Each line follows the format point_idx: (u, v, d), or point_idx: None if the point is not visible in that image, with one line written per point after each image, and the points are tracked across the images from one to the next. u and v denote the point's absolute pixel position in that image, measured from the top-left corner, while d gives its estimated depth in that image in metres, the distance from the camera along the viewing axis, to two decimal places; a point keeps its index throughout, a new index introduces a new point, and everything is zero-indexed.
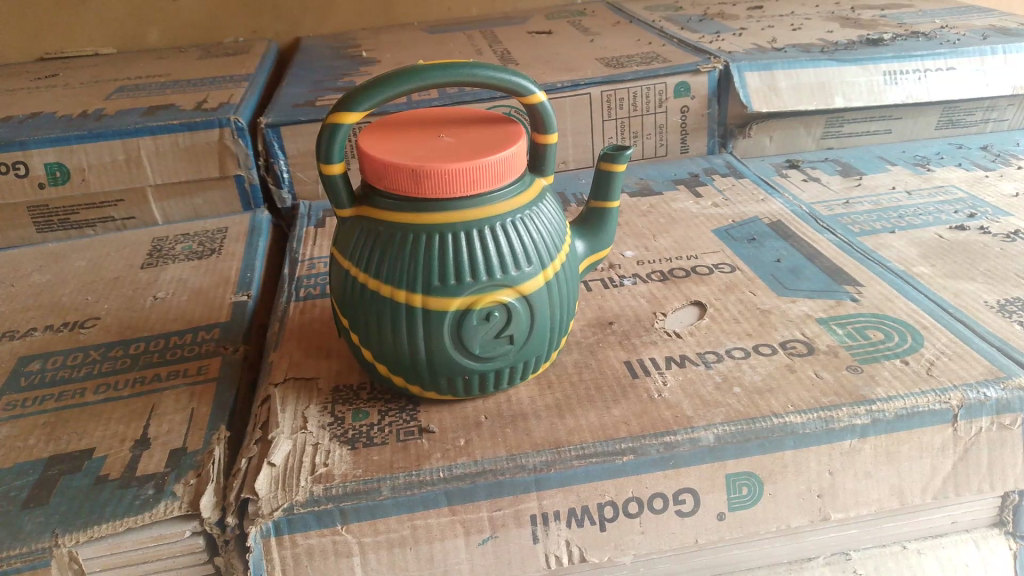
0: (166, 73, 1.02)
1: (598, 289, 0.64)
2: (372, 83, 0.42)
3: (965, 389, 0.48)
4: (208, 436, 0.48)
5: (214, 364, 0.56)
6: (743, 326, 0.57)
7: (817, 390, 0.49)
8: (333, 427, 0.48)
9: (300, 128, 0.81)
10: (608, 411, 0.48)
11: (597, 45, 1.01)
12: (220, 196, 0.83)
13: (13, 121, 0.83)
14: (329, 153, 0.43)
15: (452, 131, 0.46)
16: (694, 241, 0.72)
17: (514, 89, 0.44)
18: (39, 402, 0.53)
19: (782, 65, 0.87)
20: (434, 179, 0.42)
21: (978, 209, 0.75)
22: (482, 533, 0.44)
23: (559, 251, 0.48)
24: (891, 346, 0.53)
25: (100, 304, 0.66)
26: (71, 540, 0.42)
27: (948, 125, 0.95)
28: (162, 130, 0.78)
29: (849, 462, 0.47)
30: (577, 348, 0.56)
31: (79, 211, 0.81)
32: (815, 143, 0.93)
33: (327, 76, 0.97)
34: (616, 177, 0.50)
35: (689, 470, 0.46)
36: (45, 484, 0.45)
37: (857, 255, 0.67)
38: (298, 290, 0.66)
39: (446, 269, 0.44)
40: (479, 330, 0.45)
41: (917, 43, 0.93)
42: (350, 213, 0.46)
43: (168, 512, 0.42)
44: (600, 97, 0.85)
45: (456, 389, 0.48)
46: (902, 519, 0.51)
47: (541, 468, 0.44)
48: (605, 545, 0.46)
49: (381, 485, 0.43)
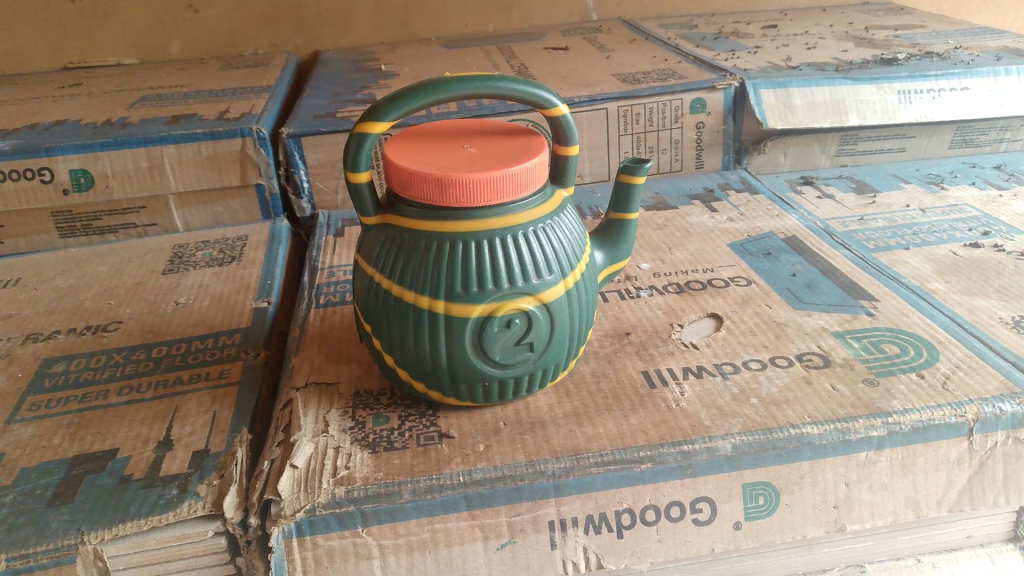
0: (187, 83, 1.04)
1: (615, 300, 0.65)
2: (399, 94, 0.43)
3: (981, 403, 0.48)
4: (231, 438, 0.49)
5: (236, 368, 0.57)
6: (759, 338, 0.57)
7: (834, 402, 0.49)
8: (353, 431, 0.49)
9: (321, 139, 0.83)
10: (626, 419, 0.49)
11: (613, 61, 1.02)
12: (240, 205, 0.84)
13: (39, 128, 0.85)
14: (356, 161, 0.44)
15: (476, 142, 0.47)
16: (709, 255, 0.73)
17: (535, 101, 0.45)
18: (64, 403, 0.54)
19: (797, 82, 0.88)
20: (458, 188, 0.43)
21: (992, 227, 0.75)
22: (500, 538, 0.45)
23: (579, 260, 0.48)
24: (907, 360, 0.53)
25: (122, 308, 0.68)
26: (96, 538, 0.42)
27: (962, 144, 0.95)
28: (185, 139, 0.79)
29: (865, 474, 0.47)
30: (594, 357, 0.56)
31: (102, 217, 0.82)
32: (829, 160, 0.94)
33: (347, 88, 0.98)
34: (635, 190, 0.51)
35: (707, 479, 0.46)
36: (70, 482, 0.46)
37: (872, 270, 0.67)
38: (318, 297, 0.67)
39: (469, 276, 0.44)
40: (501, 337, 0.46)
41: (932, 63, 0.94)
42: (374, 221, 0.47)
43: (192, 512, 0.43)
44: (617, 112, 0.86)
45: (476, 395, 0.49)
46: (917, 533, 0.51)
47: (560, 475, 0.45)
48: (622, 553, 0.46)
49: (402, 488, 0.44)
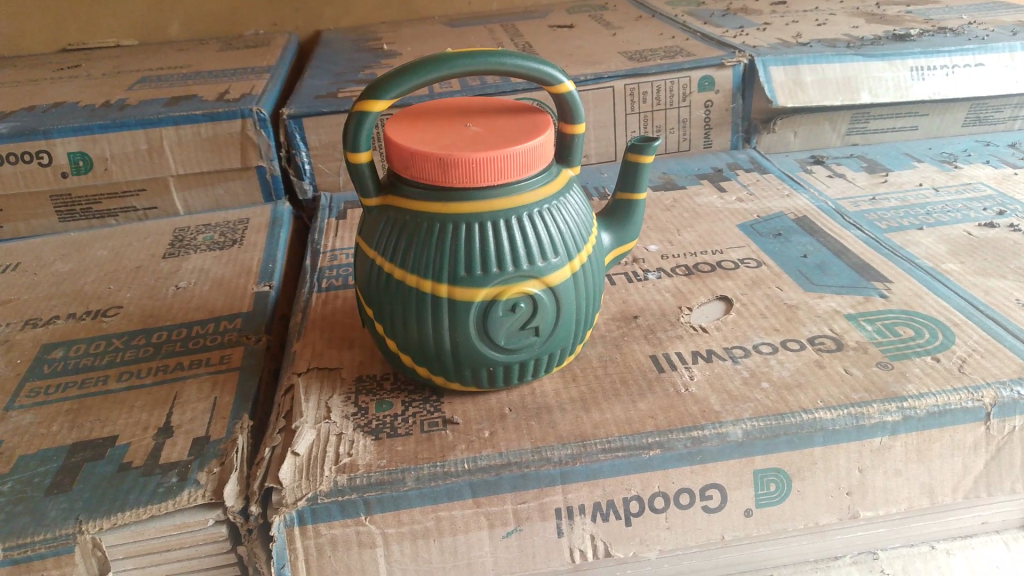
0: (187, 64, 1.02)
1: (622, 282, 0.64)
2: (400, 71, 0.42)
3: (998, 387, 0.47)
4: (231, 424, 0.48)
5: (237, 353, 0.56)
6: (771, 321, 0.56)
7: (848, 386, 0.48)
8: (356, 417, 0.48)
9: (322, 119, 0.81)
10: (634, 405, 0.48)
11: (619, 39, 1.00)
12: (241, 187, 0.83)
13: (37, 110, 0.83)
14: (356, 141, 0.43)
15: (480, 120, 0.46)
16: (718, 236, 0.71)
17: (541, 78, 0.43)
18: (63, 389, 0.53)
19: (808, 59, 0.86)
20: (462, 168, 0.41)
21: (1007, 206, 0.73)
22: (506, 526, 0.44)
23: (585, 242, 0.47)
24: (921, 343, 0.52)
25: (122, 293, 0.67)
26: (94, 527, 0.41)
27: (975, 122, 0.93)
28: (185, 120, 0.78)
29: (879, 459, 0.46)
30: (602, 341, 0.55)
31: (101, 200, 0.81)
32: (840, 139, 0.92)
33: (348, 68, 0.97)
34: (644, 169, 0.50)
35: (717, 465, 0.45)
36: (69, 470, 0.45)
37: (885, 251, 0.65)
38: (320, 281, 0.66)
39: (473, 259, 0.43)
40: (505, 322, 0.45)
41: (945, 39, 0.92)
42: (375, 202, 0.46)
43: (192, 500, 0.42)
44: (623, 90, 0.84)
45: (480, 381, 0.48)
46: (932, 519, 0.50)
47: (567, 462, 0.44)
48: (631, 541, 0.45)
49: (405, 475, 0.43)
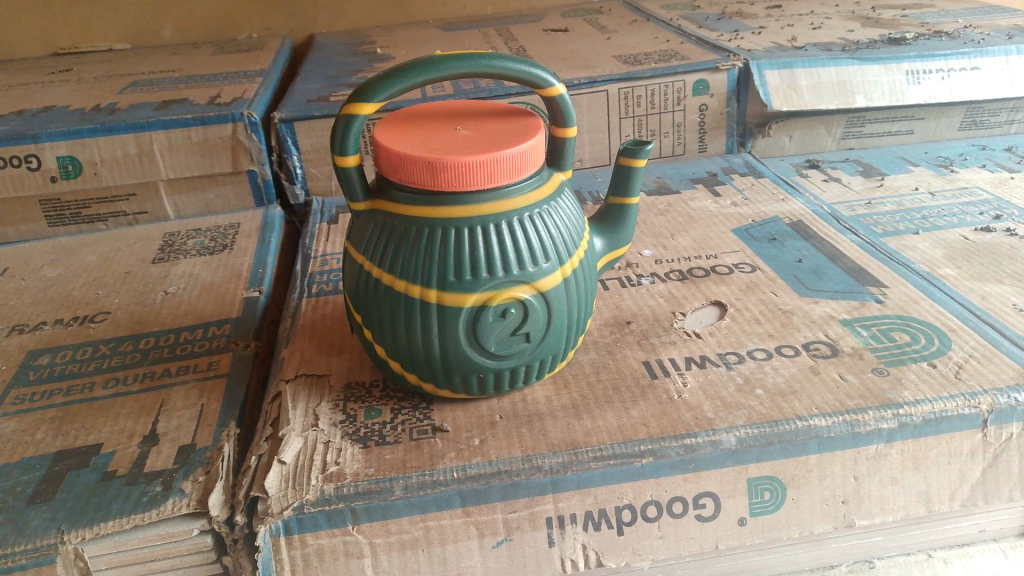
0: (178, 68, 1.02)
1: (616, 287, 0.63)
2: (387, 74, 0.41)
3: (995, 394, 0.46)
4: (218, 432, 0.47)
5: (225, 360, 0.55)
6: (765, 327, 0.56)
7: (843, 393, 0.47)
8: (344, 425, 0.47)
9: (314, 124, 0.81)
10: (626, 412, 0.47)
11: (614, 42, 0.99)
12: (233, 191, 0.82)
13: (26, 114, 0.82)
14: (344, 144, 0.42)
15: (470, 123, 0.45)
16: (713, 241, 0.71)
17: (531, 80, 0.43)
18: (48, 396, 0.52)
19: (803, 63, 0.86)
20: (451, 172, 0.41)
21: (1003, 210, 0.73)
22: (496, 536, 0.43)
23: (577, 247, 0.46)
24: (917, 349, 0.51)
25: (110, 298, 0.66)
26: (77, 537, 0.41)
27: (971, 126, 0.93)
28: (175, 124, 0.77)
29: (875, 467, 0.46)
30: (594, 347, 0.54)
31: (91, 205, 0.81)
32: (836, 143, 0.92)
33: (341, 72, 0.96)
34: (637, 173, 0.49)
35: (710, 473, 0.44)
36: (51, 479, 0.45)
37: (881, 256, 0.65)
38: (310, 287, 0.65)
39: (462, 264, 0.42)
40: (496, 328, 0.44)
41: (941, 43, 0.92)
42: (364, 207, 0.45)
43: (176, 509, 0.41)
44: (618, 94, 0.84)
45: (470, 388, 0.47)
46: (928, 528, 0.49)
47: (558, 470, 0.43)
48: (623, 550, 0.44)
49: (394, 485, 0.42)
